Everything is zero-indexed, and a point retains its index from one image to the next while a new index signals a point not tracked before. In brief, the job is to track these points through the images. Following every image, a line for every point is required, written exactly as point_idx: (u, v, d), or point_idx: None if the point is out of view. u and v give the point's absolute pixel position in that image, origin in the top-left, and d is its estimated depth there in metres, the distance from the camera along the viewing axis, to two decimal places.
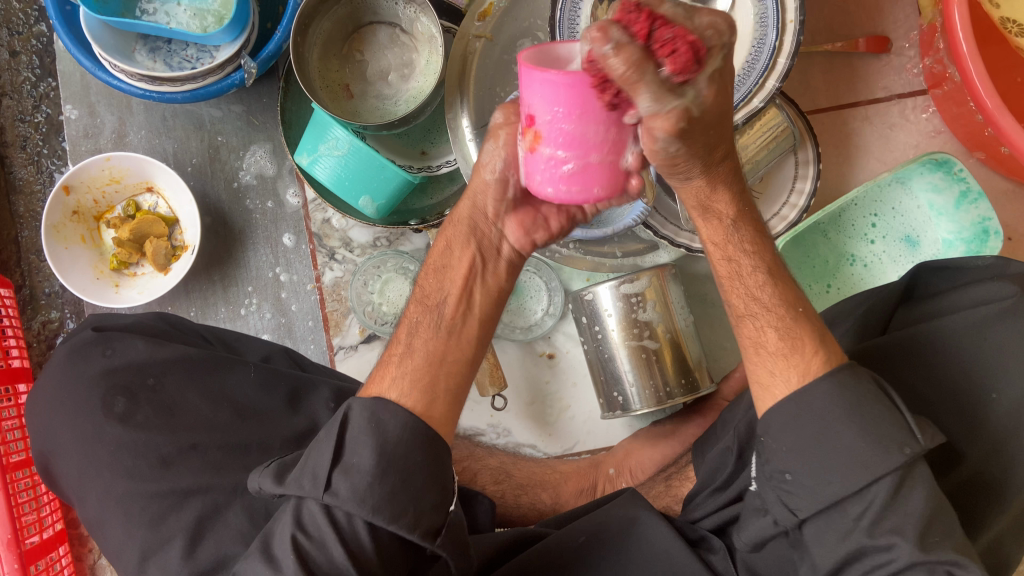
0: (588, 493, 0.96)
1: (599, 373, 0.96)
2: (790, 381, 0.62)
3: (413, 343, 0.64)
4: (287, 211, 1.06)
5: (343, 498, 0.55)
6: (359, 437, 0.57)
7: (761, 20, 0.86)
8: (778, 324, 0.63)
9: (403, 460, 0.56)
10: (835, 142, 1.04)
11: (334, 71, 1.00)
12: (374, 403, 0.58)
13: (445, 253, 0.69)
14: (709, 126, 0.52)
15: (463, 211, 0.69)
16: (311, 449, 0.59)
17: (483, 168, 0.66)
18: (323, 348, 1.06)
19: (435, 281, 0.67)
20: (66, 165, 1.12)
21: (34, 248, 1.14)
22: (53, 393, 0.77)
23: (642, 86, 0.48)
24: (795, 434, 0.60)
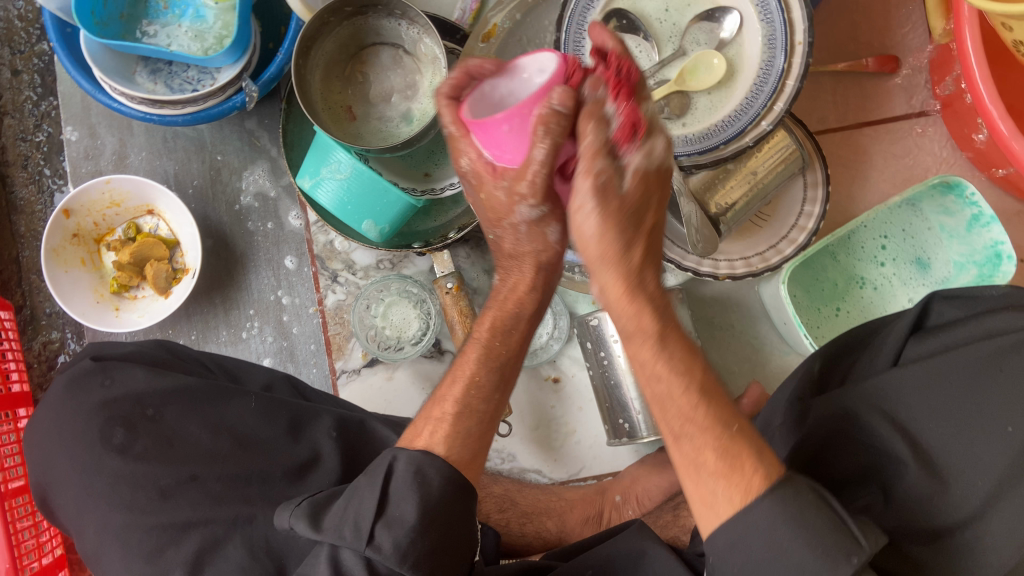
0: (595, 522, 0.94)
1: (605, 399, 0.95)
2: (733, 501, 0.53)
3: (471, 402, 0.64)
4: (288, 232, 1.05)
5: (385, 552, 0.54)
6: (403, 490, 0.57)
7: (769, 42, 0.84)
8: (715, 446, 0.54)
9: (444, 517, 0.57)
10: (844, 162, 1.03)
11: (336, 93, 0.99)
12: (421, 456, 0.59)
13: (511, 312, 0.68)
14: (626, 216, 0.55)
15: (530, 273, 0.68)
16: (351, 495, 0.59)
17: (546, 236, 0.65)
18: (325, 372, 1.04)
19: (498, 340, 0.67)
20: (67, 185, 1.11)
21: (35, 268, 1.13)
22: (52, 425, 0.76)
23: (591, 129, 0.54)
24: (742, 555, 0.52)
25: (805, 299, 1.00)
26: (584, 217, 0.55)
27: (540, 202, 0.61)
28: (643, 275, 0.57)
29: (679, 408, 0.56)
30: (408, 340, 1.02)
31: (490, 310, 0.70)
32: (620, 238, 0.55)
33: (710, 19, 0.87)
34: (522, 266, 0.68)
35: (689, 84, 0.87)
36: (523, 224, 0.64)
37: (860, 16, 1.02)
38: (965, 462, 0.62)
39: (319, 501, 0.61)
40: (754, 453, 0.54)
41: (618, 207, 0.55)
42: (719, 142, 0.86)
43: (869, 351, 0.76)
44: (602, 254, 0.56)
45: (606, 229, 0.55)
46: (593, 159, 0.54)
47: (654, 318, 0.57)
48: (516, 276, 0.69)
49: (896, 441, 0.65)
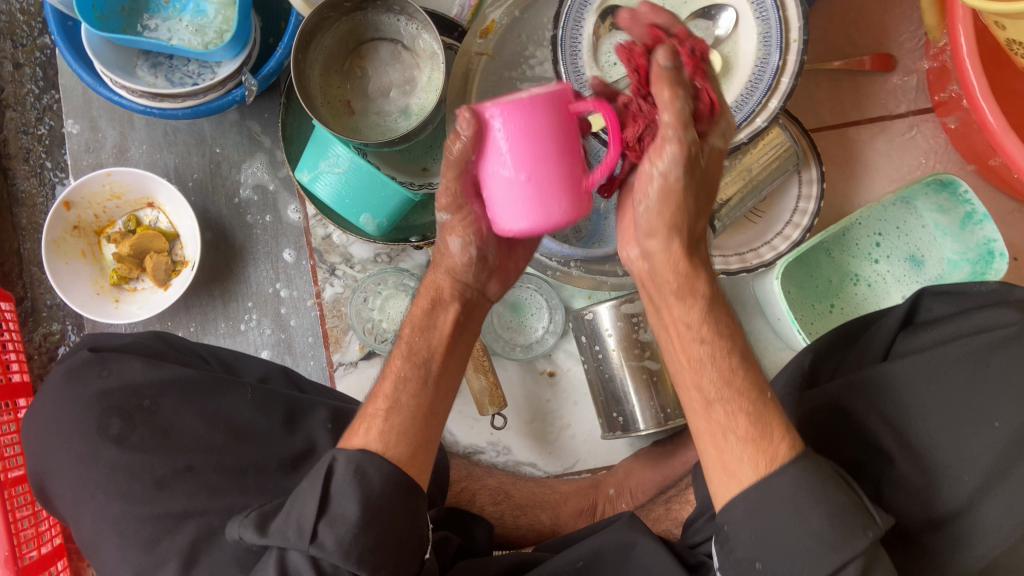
0: (588, 515, 0.94)
1: (600, 392, 0.95)
2: (758, 466, 0.57)
3: (399, 398, 0.66)
4: (287, 226, 1.06)
5: (329, 550, 0.55)
6: (345, 488, 0.58)
7: (765, 40, 0.85)
8: (749, 410, 0.59)
9: (388, 514, 0.58)
10: (840, 160, 1.04)
11: (335, 87, 1.00)
12: (360, 455, 0.60)
13: (427, 309, 0.71)
14: (700, 185, 0.60)
15: (442, 276, 0.72)
16: (295, 498, 0.60)
17: (451, 244, 0.70)
18: (323, 365, 1.05)
19: (421, 338, 0.70)
20: (68, 177, 1.12)
21: (36, 260, 1.14)
22: (49, 416, 0.77)
23: (682, 100, 0.56)
24: (757, 522, 0.56)
25: (799, 295, 1.00)
26: (667, 181, 0.58)
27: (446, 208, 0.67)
28: (696, 243, 0.64)
29: (719, 371, 0.60)
30: None
31: (409, 315, 0.72)
32: (692, 203, 0.60)
33: (706, 17, 0.88)
34: (438, 271, 0.73)
35: None
36: (438, 226, 0.70)
37: (858, 15, 1.02)
38: (953, 456, 0.63)
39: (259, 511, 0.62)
40: (784, 424, 0.59)
41: (697, 175, 0.59)
42: None
43: (861, 346, 0.77)
44: (670, 222, 0.61)
45: (683, 193, 0.59)
46: (685, 128, 0.56)
47: (706, 283, 0.62)
48: (429, 277, 0.73)
49: (884, 436, 0.65)
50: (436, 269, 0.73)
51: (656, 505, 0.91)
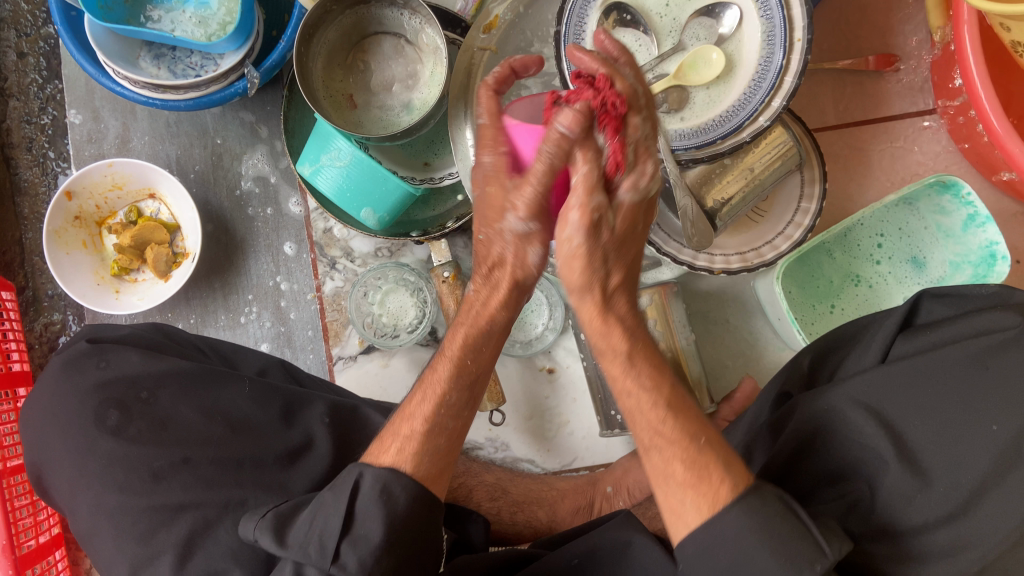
0: (586, 512, 0.94)
1: (599, 390, 0.95)
2: (700, 512, 0.54)
3: (442, 421, 0.64)
4: (288, 219, 1.06)
5: (350, 569, 0.57)
6: (370, 508, 0.59)
7: (769, 39, 0.85)
8: (684, 456, 0.56)
9: (405, 534, 0.59)
10: (842, 160, 1.03)
11: (338, 81, 1.00)
12: (387, 474, 0.60)
13: (482, 329, 0.66)
14: (613, 244, 0.60)
15: (505, 288, 0.65)
16: (316, 509, 0.60)
17: (525, 255, 0.63)
18: (322, 358, 1.05)
19: (473, 359, 0.66)
20: (71, 167, 1.12)
21: (38, 250, 1.14)
22: (47, 407, 0.77)
23: (586, 163, 0.57)
24: (710, 564, 0.54)
25: (800, 295, 1.01)
26: (571, 247, 0.58)
27: (525, 215, 0.60)
28: (612, 298, 0.61)
29: (649, 420, 0.58)
30: (404, 328, 1.03)
31: (459, 324, 0.67)
32: (603, 260, 0.60)
33: (710, 15, 0.87)
34: (499, 281, 0.65)
35: (689, 78, 0.87)
36: (510, 233, 0.61)
37: (862, 15, 1.02)
38: (949, 457, 0.62)
39: (275, 515, 0.62)
40: (725, 460, 0.56)
41: (606, 237, 0.59)
42: (715, 137, 0.87)
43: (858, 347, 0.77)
44: (582, 279, 0.60)
45: (590, 257, 0.59)
46: (590, 194, 0.57)
47: (624, 338, 0.60)
48: (490, 291, 0.66)
49: (879, 438, 0.65)
50: (494, 283, 0.66)
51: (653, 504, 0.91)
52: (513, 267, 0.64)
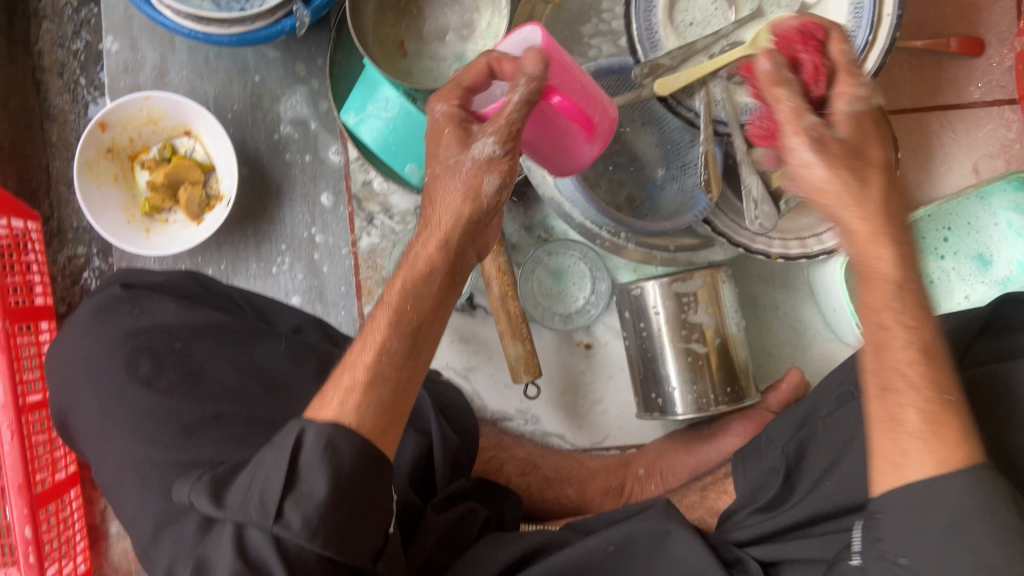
0: (616, 493, 0.92)
1: (640, 369, 0.91)
2: (926, 466, 0.51)
3: (382, 370, 0.57)
4: (327, 168, 1.02)
5: (294, 529, 0.51)
6: (313, 463, 0.53)
7: (856, 11, 0.79)
8: (925, 403, 0.52)
9: (357, 499, 0.53)
10: (914, 146, 0.97)
11: (389, 26, 0.94)
12: (331, 428, 0.54)
13: (423, 271, 0.60)
14: (856, 153, 0.53)
15: (448, 227, 0.60)
16: (256, 467, 0.54)
17: (479, 184, 0.60)
18: (353, 316, 1.02)
19: (410, 304, 0.58)
20: (101, 94, 1.20)
21: (63, 180, 1.21)
22: (76, 349, 0.73)
23: (789, 95, 0.54)
24: (917, 518, 0.51)
25: None
26: (812, 173, 0.53)
27: (500, 141, 0.59)
28: (879, 239, 0.54)
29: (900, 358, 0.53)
30: None
31: (400, 272, 0.60)
32: (853, 179, 0.53)
33: None
34: (441, 220, 0.60)
35: None
36: (471, 164, 0.59)
37: None
38: None
39: (214, 479, 0.58)
40: (964, 432, 0.52)
41: (845, 144, 0.53)
42: None
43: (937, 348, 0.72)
44: (843, 204, 0.54)
45: (836, 171, 0.53)
46: (801, 116, 0.53)
47: (892, 264, 0.54)
48: (427, 233, 0.61)
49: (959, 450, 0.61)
50: (433, 226, 0.61)
51: (690, 491, 0.86)
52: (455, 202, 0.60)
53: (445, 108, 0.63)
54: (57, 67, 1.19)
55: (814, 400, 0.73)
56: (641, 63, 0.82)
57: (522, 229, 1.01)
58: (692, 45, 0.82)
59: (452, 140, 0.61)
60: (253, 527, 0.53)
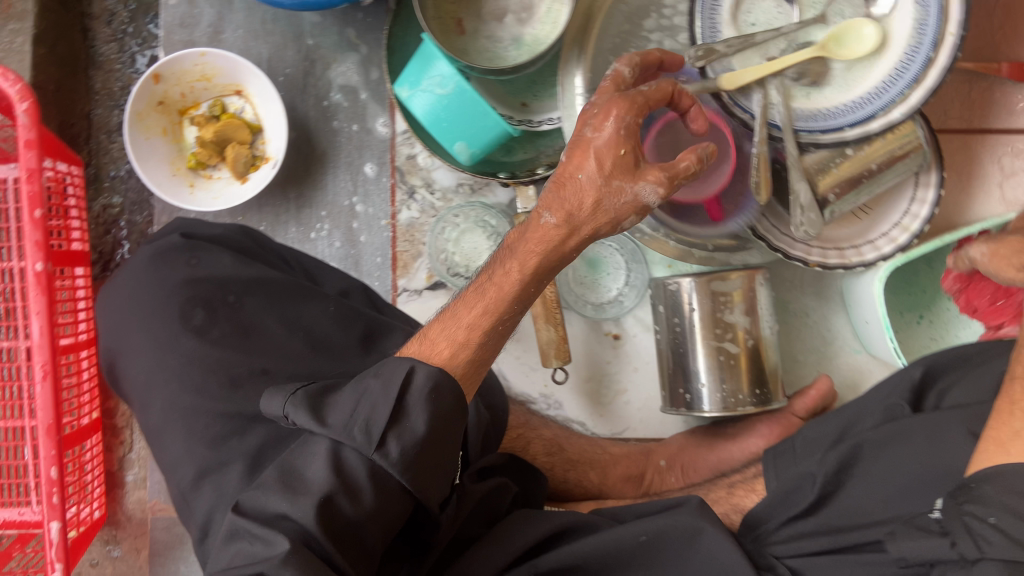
0: (636, 482, 0.94)
1: (669, 365, 0.92)
2: None
3: (499, 321, 0.63)
4: (374, 139, 1.02)
5: (391, 460, 0.55)
6: (418, 402, 0.56)
7: (920, 28, 0.80)
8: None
9: (443, 442, 0.57)
10: (957, 167, 0.98)
11: (449, 2, 0.94)
12: (439, 372, 0.57)
13: (546, 260, 0.62)
14: None
15: (586, 232, 0.62)
16: (360, 394, 0.57)
17: (625, 216, 0.62)
18: (387, 288, 1.03)
19: (531, 281, 0.63)
20: (148, 47, 1.22)
21: (104, 128, 1.22)
22: (128, 292, 0.74)
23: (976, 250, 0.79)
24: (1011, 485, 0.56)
25: (892, 301, 0.97)
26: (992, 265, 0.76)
27: (665, 190, 0.61)
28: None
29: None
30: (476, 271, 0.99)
31: (525, 244, 0.62)
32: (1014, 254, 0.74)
33: None
34: (584, 224, 0.61)
35: (834, 52, 0.83)
36: (631, 198, 0.60)
37: (1006, 20, 0.95)
38: None
39: (306, 393, 0.59)
40: None
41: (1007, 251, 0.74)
42: (843, 124, 0.84)
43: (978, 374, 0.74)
44: None
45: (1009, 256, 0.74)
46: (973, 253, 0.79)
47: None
48: (551, 228, 0.61)
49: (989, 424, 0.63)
50: (578, 225, 0.61)
51: (717, 487, 0.87)
52: (608, 210, 0.60)
53: (618, 125, 0.60)
54: (106, 15, 1.22)
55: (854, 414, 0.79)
56: (697, 47, 0.83)
57: None
58: (751, 37, 0.83)
59: (623, 166, 0.59)
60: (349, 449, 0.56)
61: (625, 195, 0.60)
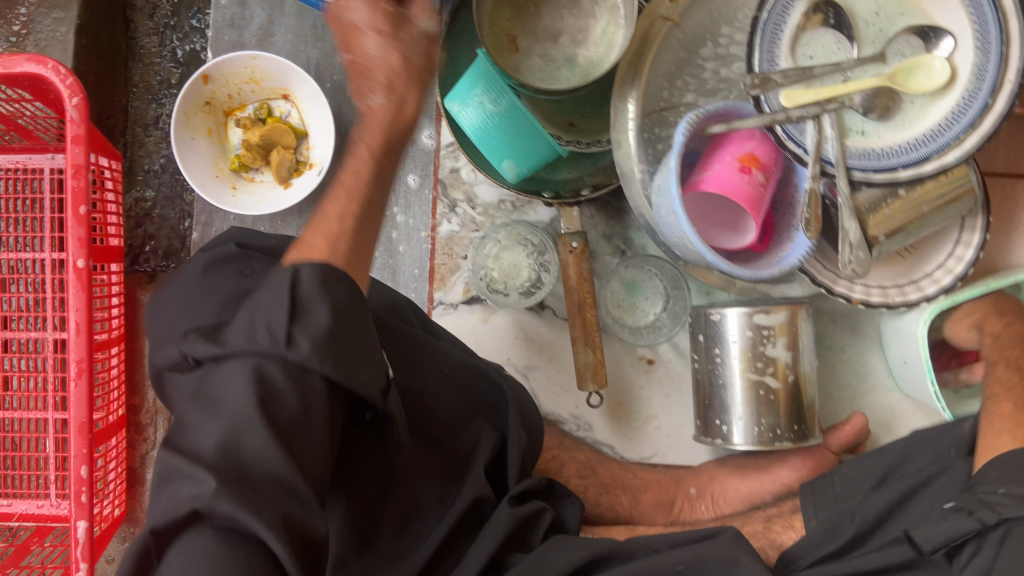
0: (665, 508, 0.94)
1: (705, 396, 0.92)
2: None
3: (364, 217, 0.64)
4: (418, 150, 1.02)
5: (304, 353, 0.53)
6: (312, 298, 0.54)
7: (979, 73, 0.78)
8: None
9: (349, 331, 0.56)
10: (1000, 211, 0.98)
11: (504, 20, 0.93)
12: (324, 268, 0.56)
13: (386, 139, 0.67)
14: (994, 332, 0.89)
15: (402, 92, 0.68)
16: (252, 309, 0.54)
17: (426, 59, 0.69)
18: (423, 299, 1.03)
19: (372, 165, 0.66)
20: (189, 42, 1.20)
21: (140, 121, 1.21)
22: (180, 296, 0.74)
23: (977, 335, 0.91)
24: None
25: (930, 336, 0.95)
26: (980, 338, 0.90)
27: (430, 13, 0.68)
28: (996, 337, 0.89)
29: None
30: (515, 288, 0.98)
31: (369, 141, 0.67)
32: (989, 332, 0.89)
33: (922, 36, 0.81)
34: (407, 90, 0.68)
35: (900, 84, 0.81)
36: (423, 39, 0.68)
37: None
38: None
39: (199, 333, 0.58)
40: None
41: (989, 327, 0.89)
42: (898, 164, 0.82)
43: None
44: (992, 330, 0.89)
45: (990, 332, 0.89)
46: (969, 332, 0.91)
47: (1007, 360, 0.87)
48: (389, 102, 0.68)
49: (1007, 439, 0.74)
50: (398, 93, 0.68)
51: (753, 521, 0.89)
52: (418, 58, 0.68)
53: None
54: (149, 8, 1.20)
55: (900, 456, 0.81)
56: (753, 73, 0.83)
57: (602, 236, 1.01)
58: (808, 69, 0.82)
59: (383, 16, 0.66)
60: (257, 358, 0.53)
61: (420, 39, 0.68)
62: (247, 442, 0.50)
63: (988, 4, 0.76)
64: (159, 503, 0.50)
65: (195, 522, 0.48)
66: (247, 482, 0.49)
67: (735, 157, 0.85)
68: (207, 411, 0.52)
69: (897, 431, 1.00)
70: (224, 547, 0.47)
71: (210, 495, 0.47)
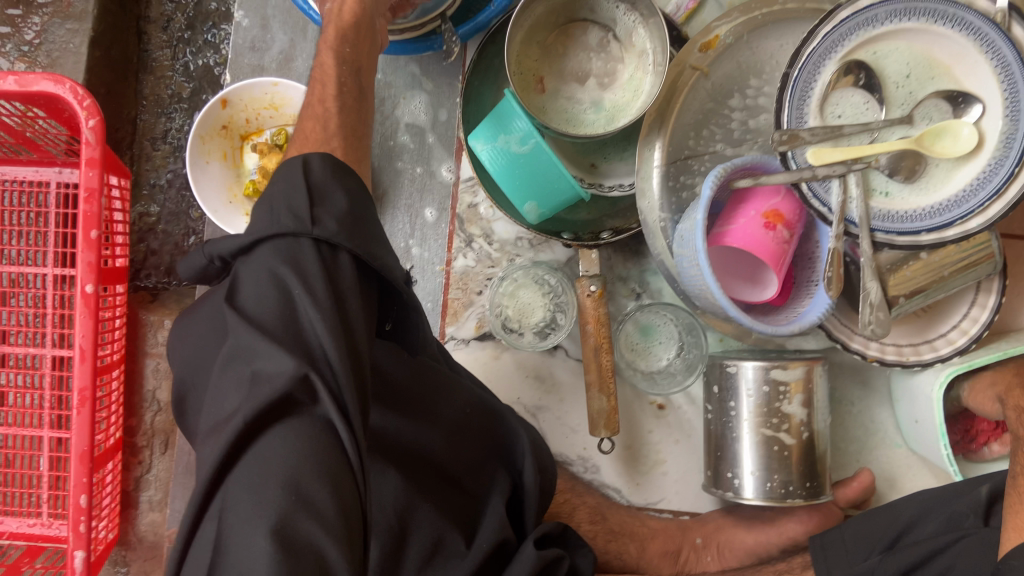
0: (672, 557, 0.96)
1: (716, 447, 0.92)
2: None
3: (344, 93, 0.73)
4: (436, 183, 1.02)
5: (332, 229, 0.54)
6: (326, 184, 0.57)
7: (1007, 139, 0.71)
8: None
9: (366, 220, 0.59)
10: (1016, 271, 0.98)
11: (531, 60, 0.93)
12: (331, 162, 0.59)
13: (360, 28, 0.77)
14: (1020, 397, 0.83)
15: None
16: (267, 201, 0.56)
17: None
18: (434, 333, 1.02)
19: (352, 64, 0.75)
20: (202, 55, 1.18)
21: (148, 135, 1.19)
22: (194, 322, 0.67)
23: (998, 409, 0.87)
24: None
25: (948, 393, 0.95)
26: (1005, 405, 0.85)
27: None
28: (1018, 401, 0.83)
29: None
30: (529, 328, 0.98)
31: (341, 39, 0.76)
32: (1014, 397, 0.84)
33: (952, 101, 0.73)
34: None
35: (926, 146, 0.73)
36: None
37: None
38: None
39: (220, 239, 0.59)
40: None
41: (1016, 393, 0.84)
42: (920, 229, 0.75)
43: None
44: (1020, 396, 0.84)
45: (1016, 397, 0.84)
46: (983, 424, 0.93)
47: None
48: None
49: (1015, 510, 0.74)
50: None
51: None
52: None
53: None
54: (163, 21, 1.18)
55: (911, 520, 0.82)
56: (780, 128, 0.77)
57: (618, 278, 1.01)
58: (839, 128, 0.76)
59: None
60: (286, 241, 0.54)
61: None
62: (296, 324, 0.51)
63: (1023, 73, 0.69)
64: (229, 388, 0.51)
65: (283, 415, 0.48)
66: (314, 364, 0.50)
67: (757, 210, 0.84)
68: (252, 284, 0.53)
69: (902, 487, 1.00)
70: (300, 430, 0.47)
71: (293, 369, 0.48)
